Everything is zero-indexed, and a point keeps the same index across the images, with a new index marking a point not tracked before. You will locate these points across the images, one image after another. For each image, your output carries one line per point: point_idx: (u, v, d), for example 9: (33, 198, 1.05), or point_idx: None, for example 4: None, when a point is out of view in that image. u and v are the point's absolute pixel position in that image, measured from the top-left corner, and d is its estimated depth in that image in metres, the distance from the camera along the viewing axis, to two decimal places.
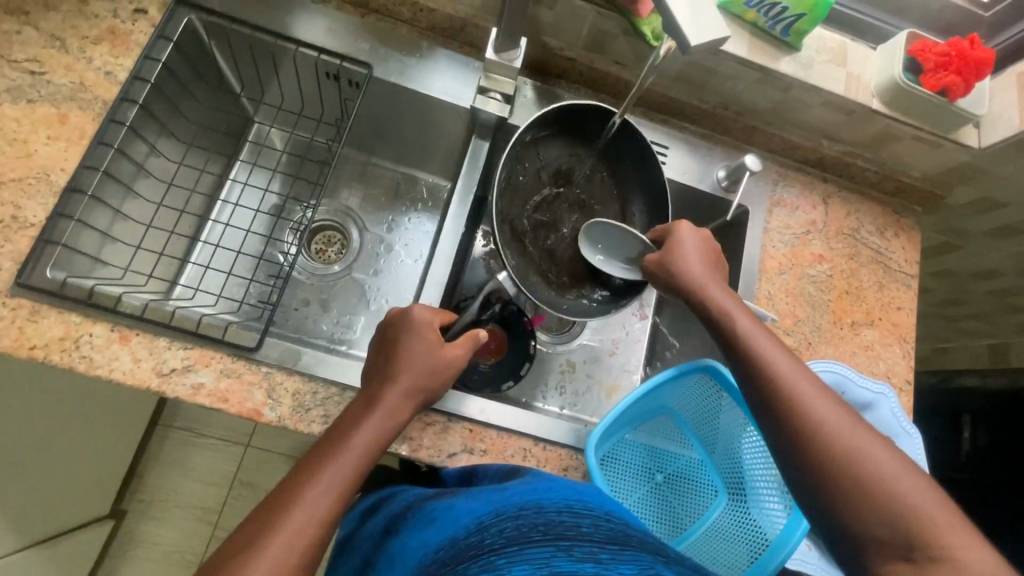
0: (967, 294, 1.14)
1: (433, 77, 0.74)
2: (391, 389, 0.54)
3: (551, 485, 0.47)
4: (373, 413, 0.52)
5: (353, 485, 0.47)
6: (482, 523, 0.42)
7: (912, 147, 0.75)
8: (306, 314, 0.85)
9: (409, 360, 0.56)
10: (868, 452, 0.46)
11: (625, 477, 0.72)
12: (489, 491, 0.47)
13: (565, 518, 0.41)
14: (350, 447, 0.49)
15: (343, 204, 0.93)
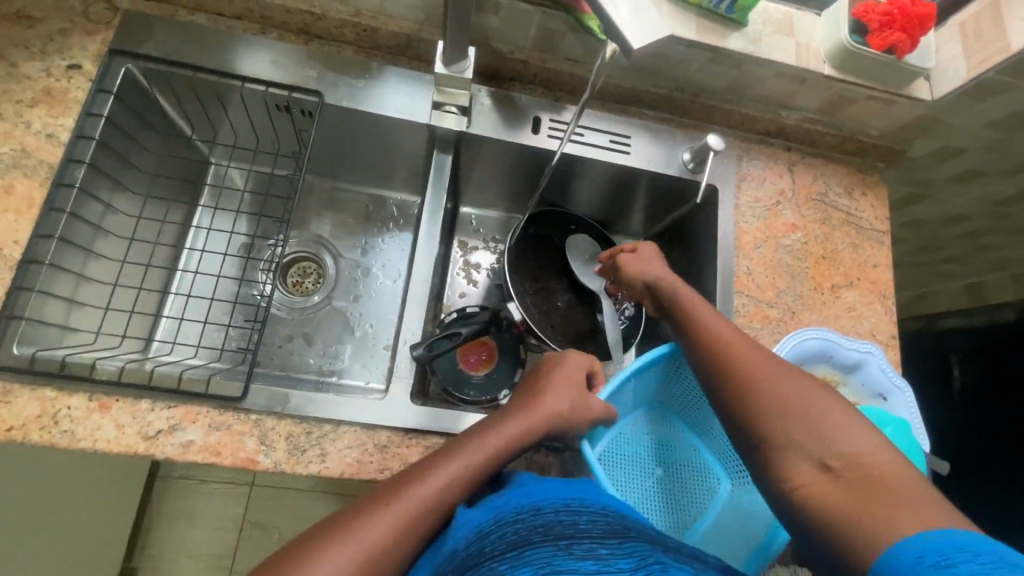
0: (939, 240, 1.17)
1: (385, 95, 0.73)
2: (545, 403, 0.59)
3: (550, 487, 0.46)
4: (516, 422, 0.56)
5: (483, 477, 0.50)
6: (482, 531, 0.42)
7: (869, 107, 0.76)
8: (292, 350, 0.84)
9: (562, 383, 0.61)
10: (780, 377, 0.53)
11: (625, 476, 0.72)
12: (489, 500, 0.46)
13: (563, 517, 0.41)
14: (488, 443, 0.52)
15: (314, 233, 0.91)
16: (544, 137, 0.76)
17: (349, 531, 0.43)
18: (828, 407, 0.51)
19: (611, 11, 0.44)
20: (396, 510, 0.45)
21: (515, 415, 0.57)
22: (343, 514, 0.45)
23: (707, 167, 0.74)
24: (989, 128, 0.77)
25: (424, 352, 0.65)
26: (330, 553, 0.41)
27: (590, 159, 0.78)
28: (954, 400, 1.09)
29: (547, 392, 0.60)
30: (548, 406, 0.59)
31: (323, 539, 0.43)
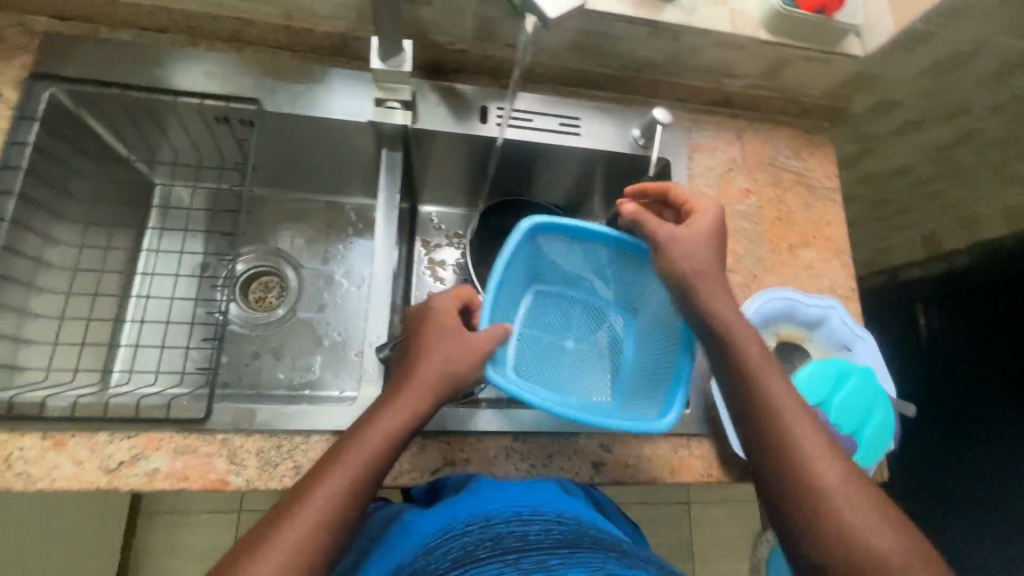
0: (892, 193, 1.20)
1: (327, 97, 0.72)
2: (421, 373, 0.53)
3: (504, 496, 0.50)
4: (393, 402, 0.52)
5: (364, 476, 0.47)
6: (430, 544, 0.44)
7: (808, 68, 0.77)
8: (259, 366, 0.82)
9: (437, 342, 0.55)
10: (791, 409, 0.52)
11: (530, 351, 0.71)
12: (445, 506, 0.49)
13: (513, 529, 0.43)
14: (365, 439, 0.49)
15: (272, 246, 0.89)
16: (492, 126, 0.76)
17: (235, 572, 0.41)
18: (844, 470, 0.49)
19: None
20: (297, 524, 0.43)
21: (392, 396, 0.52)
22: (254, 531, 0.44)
23: (656, 141, 0.75)
24: (923, 78, 0.79)
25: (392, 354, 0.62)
26: None
27: (541, 145, 0.77)
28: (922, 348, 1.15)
29: (422, 357, 0.54)
30: (427, 368, 0.53)
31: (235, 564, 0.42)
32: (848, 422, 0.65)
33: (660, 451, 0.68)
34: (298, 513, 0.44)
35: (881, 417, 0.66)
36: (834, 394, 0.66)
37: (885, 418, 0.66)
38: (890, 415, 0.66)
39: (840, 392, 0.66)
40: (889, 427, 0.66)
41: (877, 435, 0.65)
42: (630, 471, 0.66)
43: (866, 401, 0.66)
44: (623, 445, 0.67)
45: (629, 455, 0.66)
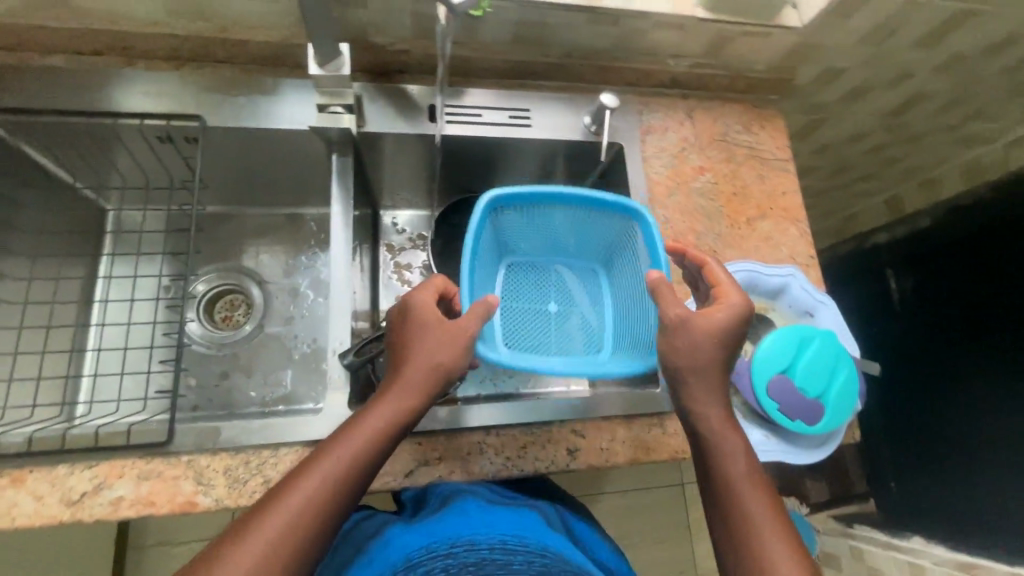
0: (850, 161, 1.22)
1: (272, 108, 0.71)
2: (412, 366, 0.54)
3: (492, 520, 0.54)
4: (387, 399, 0.52)
5: (354, 466, 0.49)
6: (413, 561, 0.49)
7: (750, 43, 0.78)
8: (229, 385, 0.81)
9: (427, 333, 0.56)
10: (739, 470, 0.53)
11: (515, 313, 0.76)
12: (425, 525, 0.53)
13: (495, 556, 0.48)
14: (357, 432, 0.50)
15: (234, 263, 0.88)
16: (442, 124, 0.75)
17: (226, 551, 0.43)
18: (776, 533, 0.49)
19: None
20: (277, 521, 0.45)
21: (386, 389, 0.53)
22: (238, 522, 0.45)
23: (606, 126, 0.75)
24: (862, 45, 0.80)
25: (356, 360, 0.63)
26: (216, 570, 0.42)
27: (492, 139, 0.77)
28: (896, 312, 1.35)
29: (411, 349, 0.55)
30: (415, 368, 0.54)
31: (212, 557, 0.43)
32: (813, 386, 0.67)
33: (634, 432, 0.68)
34: (279, 511, 0.45)
35: (843, 378, 0.68)
36: (798, 360, 0.67)
37: (848, 378, 0.68)
38: (853, 374, 0.68)
39: (803, 358, 0.67)
40: (852, 386, 0.68)
41: (841, 395, 0.67)
42: (604, 454, 0.66)
43: (828, 364, 0.68)
44: (595, 430, 0.67)
45: (602, 439, 0.67)
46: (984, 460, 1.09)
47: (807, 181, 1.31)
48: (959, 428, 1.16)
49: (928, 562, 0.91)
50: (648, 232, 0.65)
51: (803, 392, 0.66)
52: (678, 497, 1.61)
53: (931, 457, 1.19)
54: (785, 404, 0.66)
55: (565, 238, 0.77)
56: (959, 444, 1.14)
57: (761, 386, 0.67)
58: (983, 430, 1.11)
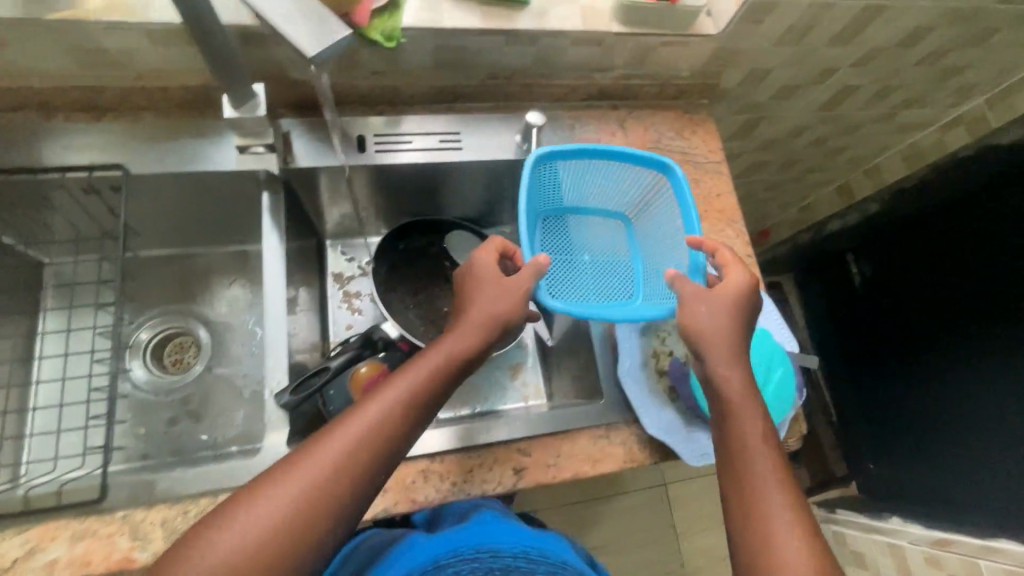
0: (794, 155, 1.25)
1: (195, 151, 0.70)
2: (470, 314, 0.61)
3: (508, 530, 0.59)
4: (449, 339, 0.59)
5: (416, 398, 0.54)
6: (439, 564, 0.53)
7: (670, 53, 0.80)
8: (179, 431, 0.80)
9: (485, 286, 0.62)
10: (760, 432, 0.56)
11: (557, 270, 0.80)
12: (446, 534, 0.58)
13: (520, 563, 0.54)
14: (419, 365, 0.56)
15: (181, 306, 0.87)
16: (371, 154, 0.75)
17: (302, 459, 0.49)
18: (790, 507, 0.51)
19: (291, 32, 0.50)
20: (296, 484, 0.47)
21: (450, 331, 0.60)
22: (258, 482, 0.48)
23: (534, 143, 0.76)
24: (780, 46, 0.82)
25: (294, 397, 0.62)
26: (296, 472, 0.48)
27: (423, 164, 0.77)
28: (860, 293, 1.50)
29: (473, 297, 0.62)
30: (472, 317, 0.60)
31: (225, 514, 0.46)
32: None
33: (580, 445, 0.68)
34: (296, 473, 0.48)
35: (780, 374, 0.68)
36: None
37: (785, 374, 0.68)
38: (790, 370, 0.69)
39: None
40: (790, 382, 0.68)
41: (779, 393, 0.67)
42: (551, 471, 0.67)
43: (763, 361, 0.68)
44: (541, 448, 0.68)
45: (549, 456, 0.67)
46: (962, 424, 1.24)
47: (756, 177, 1.34)
48: (930, 398, 1.32)
49: (906, 543, 1.19)
50: (678, 178, 0.73)
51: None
52: (662, 496, 1.61)
53: (895, 419, 1.43)
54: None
55: (593, 192, 0.82)
56: (932, 411, 1.31)
57: (697, 389, 0.68)
58: (951, 400, 1.26)
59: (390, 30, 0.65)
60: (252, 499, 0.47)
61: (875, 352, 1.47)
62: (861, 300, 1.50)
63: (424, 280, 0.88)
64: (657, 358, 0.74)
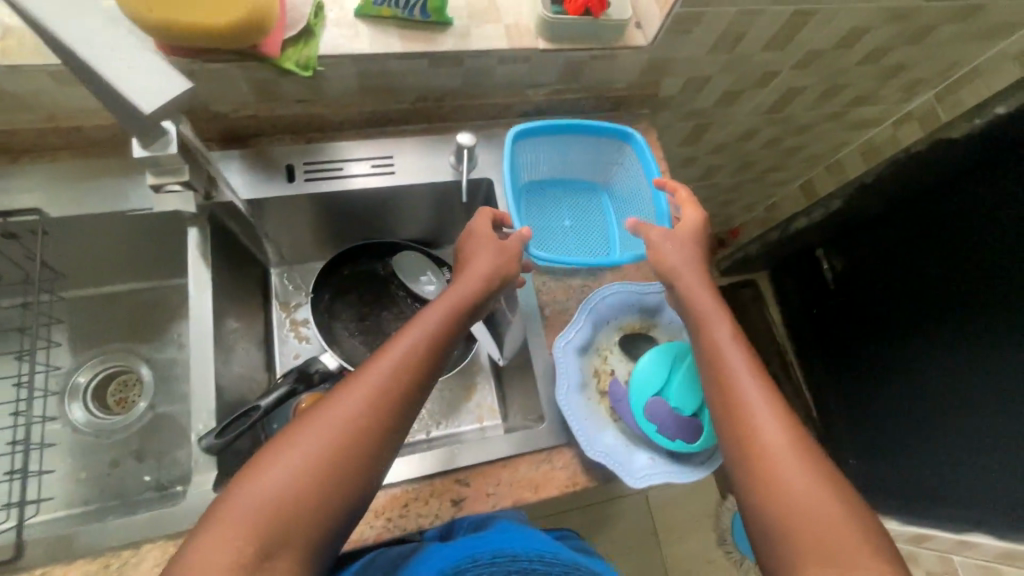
0: (751, 156, 1.24)
1: (116, 192, 0.70)
2: (471, 272, 0.65)
3: (521, 537, 0.58)
4: (455, 292, 0.63)
5: (431, 344, 0.58)
6: (461, 568, 0.51)
7: (602, 67, 0.79)
8: (120, 474, 0.78)
9: (482, 251, 0.67)
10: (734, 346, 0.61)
11: (538, 237, 0.81)
12: (460, 542, 0.56)
13: (536, 565, 0.53)
14: (429, 317, 0.60)
15: (122, 343, 0.86)
16: (300, 183, 0.76)
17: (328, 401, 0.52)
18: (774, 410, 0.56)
19: (121, 83, 0.44)
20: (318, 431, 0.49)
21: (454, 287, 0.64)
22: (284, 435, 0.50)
23: (466, 164, 0.76)
24: (714, 55, 0.81)
25: (217, 441, 0.61)
26: (322, 415, 0.50)
27: (357, 190, 0.77)
28: (833, 289, 1.47)
29: (474, 259, 0.66)
30: (475, 274, 0.65)
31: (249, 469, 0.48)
32: (689, 402, 0.67)
33: (521, 471, 0.68)
34: (320, 420, 0.50)
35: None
36: (671, 379, 0.69)
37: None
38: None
39: (675, 376, 0.69)
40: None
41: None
42: (490, 501, 0.66)
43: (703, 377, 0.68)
44: (479, 477, 0.67)
45: (488, 485, 0.67)
46: (949, 419, 1.19)
47: (716, 179, 1.33)
48: (915, 393, 1.27)
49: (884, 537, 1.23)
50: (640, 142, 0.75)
51: (679, 410, 0.67)
52: (642, 505, 1.61)
53: (879, 415, 1.41)
54: (662, 425, 0.67)
55: (567, 162, 0.82)
56: (919, 407, 1.27)
57: (637, 409, 0.68)
58: (936, 395, 1.22)
59: (305, 59, 0.65)
60: (282, 444, 0.48)
61: (856, 350, 1.44)
62: (835, 297, 1.47)
63: (368, 305, 0.87)
64: (597, 378, 0.74)
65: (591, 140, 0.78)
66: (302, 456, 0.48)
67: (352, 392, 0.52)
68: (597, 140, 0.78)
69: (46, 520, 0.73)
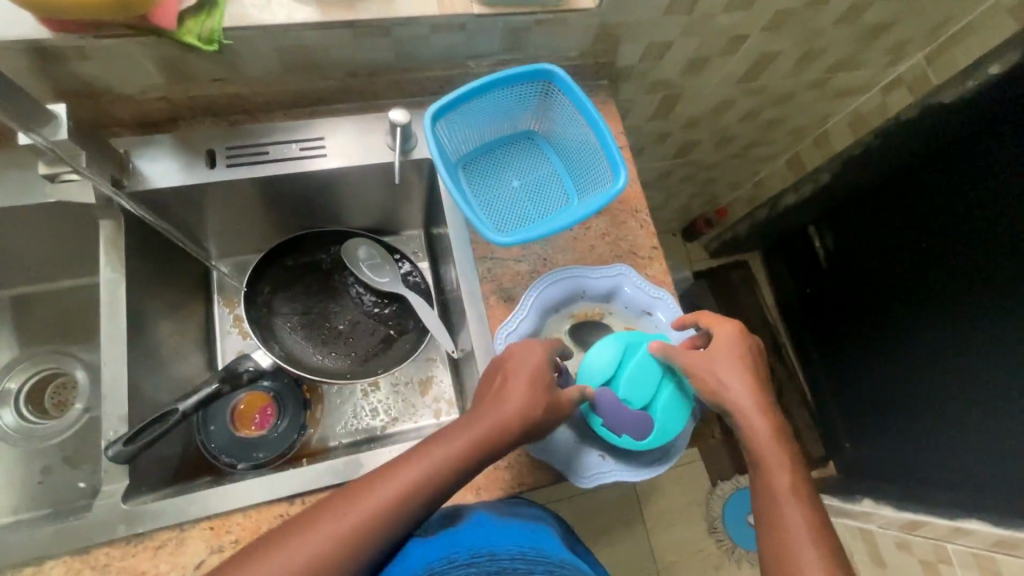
0: (728, 129, 1.17)
1: (24, 183, 0.66)
2: (501, 411, 0.54)
3: (505, 531, 0.52)
4: (471, 432, 0.53)
5: (423, 497, 0.50)
6: (434, 570, 0.47)
7: (549, 33, 0.72)
8: (53, 482, 0.75)
9: (520, 387, 0.56)
10: (782, 468, 0.56)
11: (496, 213, 0.76)
12: (444, 537, 0.51)
13: (518, 564, 0.48)
14: (432, 459, 0.52)
15: (56, 344, 0.82)
16: (222, 169, 0.71)
17: (303, 529, 0.48)
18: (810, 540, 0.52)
19: None
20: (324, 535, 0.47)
21: (474, 416, 0.55)
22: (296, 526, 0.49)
23: (400, 143, 0.71)
24: (672, 17, 0.74)
25: (124, 449, 0.58)
26: (291, 545, 0.47)
27: (285, 176, 0.73)
28: (825, 268, 1.40)
29: (508, 392, 0.56)
30: (501, 413, 0.54)
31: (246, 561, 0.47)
32: (641, 396, 0.63)
33: None
34: (336, 522, 0.48)
35: (675, 383, 0.64)
36: (622, 369, 0.63)
37: (679, 382, 0.64)
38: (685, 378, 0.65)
39: (628, 366, 0.63)
40: (683, 390, 0.64)
41: (672, 402, 0.64)
42: None
43: (657, 368, 0.64)
44: None
45: None
46: (938, 403, 1.14)
47: (694, 155, 1.26)
48: (904, 375, 1.22)
49: (877, 527, 1.08)
50: (567, 82, 0.68)
51: (628, 404, 0.63)
52: (628, 494, 1.42)
53: (869, 400, 1.34)
54: (611, 419, 0.62)
55: (497, 122, 0.75)
56: (908, 391, 1.21)
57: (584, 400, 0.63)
58: (926, 377, 1.16)
59: (208, 32, 0.59)
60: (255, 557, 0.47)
61: (845, 331, 1.38)
62: (827, 276, 1.40)
63: (310, 297, 0.82)
64: None
65: (508, 91, 0.70)
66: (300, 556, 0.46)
67: (325, 527, 0.48)
68: (516, 89, 0.71)
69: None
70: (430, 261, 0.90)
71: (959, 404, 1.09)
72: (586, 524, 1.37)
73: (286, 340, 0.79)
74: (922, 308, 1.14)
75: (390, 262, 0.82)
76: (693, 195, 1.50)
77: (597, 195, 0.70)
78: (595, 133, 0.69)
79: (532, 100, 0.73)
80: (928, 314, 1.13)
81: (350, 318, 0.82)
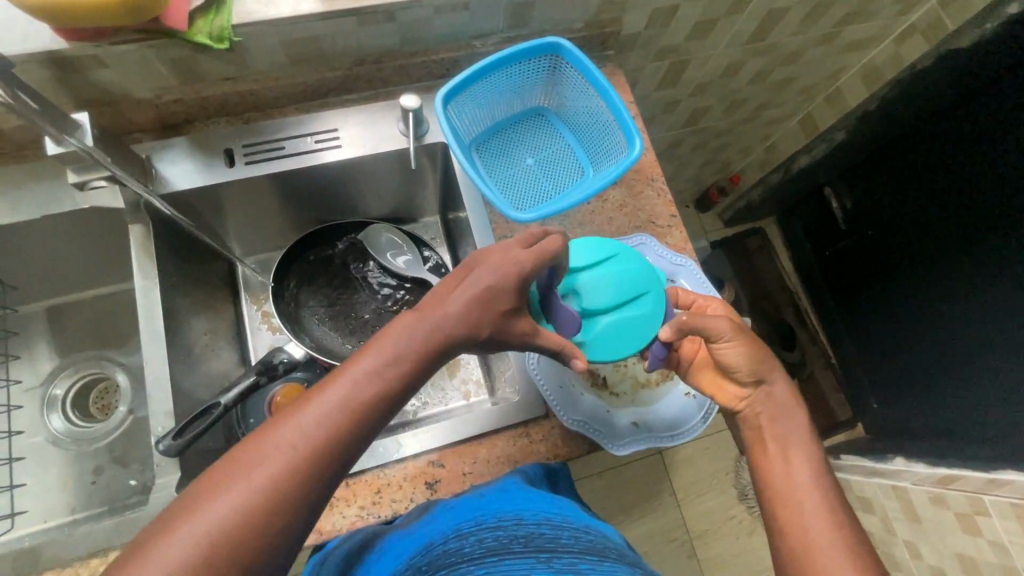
0: (737, 93, 1.15)
1: (52, 193, 0.68)
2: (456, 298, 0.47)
3: (533, 499, 0.50)
4: (424, 323, 0.46)
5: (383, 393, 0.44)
6: (462, 531, 0.44)
7: (553, 6, 0.71)
8: (106, 481, 0.78)
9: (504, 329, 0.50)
10: (809, 451, 0.58)
11: (514, 193, 0.77)
12: (470, 502, 0.50)
13: (544, 530, 0.44)
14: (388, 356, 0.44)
15: (95, 350, 0.85)
16: (240, 166, 0.72)
17: (253, 444, 0.40)
18: (821, 509, 0.54)
19: None
20: (241, 484, 0.38)
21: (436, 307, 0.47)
22: (204, 477, 0.39)
23: (412, 127, 0.71)
24: None
25: (173, 444, 0.60)
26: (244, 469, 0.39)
27: (301, 169, 0.74)
28: (843, 229, 1.37)
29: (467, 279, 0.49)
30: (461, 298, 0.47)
31: (154, 535, 0.36)
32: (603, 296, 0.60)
33: (499, 448, 0.65)
34: (288, 434, 0.40)
35: (639, 314, 0.60)
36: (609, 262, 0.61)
37: (641, 319, 0.60)
38: (650, 320, 0.60)
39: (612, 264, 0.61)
40: (640, 329, 0.60)
41: (623, 327, 0.60)
42: (466, 480, 0.64)
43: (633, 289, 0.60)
44: (454, 457, 0.65)
45: (464, 464, 0.64)
46: (969, 356, 1.12)
47: (704, 121, 1.24)
48: (931, 331, 1.20)
49: (910, 484, 1.05)
50: (574, 53, 0.67)
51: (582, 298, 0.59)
52: (656, 464, 1.43)
53: (895, 357, 1.33)
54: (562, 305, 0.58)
55: (505, 101, 0.75)
56: (937, 344, 1.19)
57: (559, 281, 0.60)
58: (955, 330, 1.14)
59: (218, 31, 0.60)
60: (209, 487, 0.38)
61: (868, 290, 1.36)
62: (846, 237, 1.37)
63: (334, 289, 0.83)
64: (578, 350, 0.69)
65: (515, 69, 0.70)
66: (223, 510, 0.37)
67: (278, 440, 0.40)
68: (522, 66, 0.70)
69: (31, 533, 0.73)
70: (448, 246, 0.90)
71: (990, 352, 1.07)
72: (616, 497, 1.39)
73: (314, 331, 0.80)
74: (949, 257, 1.12)
75: (409, 248, 0.83)
76: (704, 163, 1.48)
77: (614, 165, 0.70)
78: (607, 102, 0.69)
79: (539, 76, 0.73)
80: (953, 264, 1.11)
81: (374, 307, 0.83)
